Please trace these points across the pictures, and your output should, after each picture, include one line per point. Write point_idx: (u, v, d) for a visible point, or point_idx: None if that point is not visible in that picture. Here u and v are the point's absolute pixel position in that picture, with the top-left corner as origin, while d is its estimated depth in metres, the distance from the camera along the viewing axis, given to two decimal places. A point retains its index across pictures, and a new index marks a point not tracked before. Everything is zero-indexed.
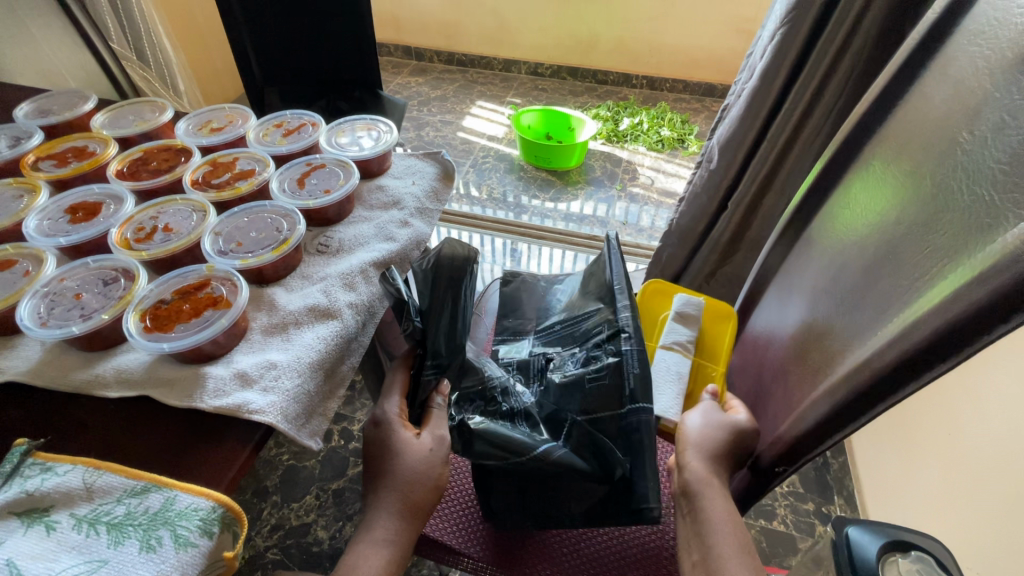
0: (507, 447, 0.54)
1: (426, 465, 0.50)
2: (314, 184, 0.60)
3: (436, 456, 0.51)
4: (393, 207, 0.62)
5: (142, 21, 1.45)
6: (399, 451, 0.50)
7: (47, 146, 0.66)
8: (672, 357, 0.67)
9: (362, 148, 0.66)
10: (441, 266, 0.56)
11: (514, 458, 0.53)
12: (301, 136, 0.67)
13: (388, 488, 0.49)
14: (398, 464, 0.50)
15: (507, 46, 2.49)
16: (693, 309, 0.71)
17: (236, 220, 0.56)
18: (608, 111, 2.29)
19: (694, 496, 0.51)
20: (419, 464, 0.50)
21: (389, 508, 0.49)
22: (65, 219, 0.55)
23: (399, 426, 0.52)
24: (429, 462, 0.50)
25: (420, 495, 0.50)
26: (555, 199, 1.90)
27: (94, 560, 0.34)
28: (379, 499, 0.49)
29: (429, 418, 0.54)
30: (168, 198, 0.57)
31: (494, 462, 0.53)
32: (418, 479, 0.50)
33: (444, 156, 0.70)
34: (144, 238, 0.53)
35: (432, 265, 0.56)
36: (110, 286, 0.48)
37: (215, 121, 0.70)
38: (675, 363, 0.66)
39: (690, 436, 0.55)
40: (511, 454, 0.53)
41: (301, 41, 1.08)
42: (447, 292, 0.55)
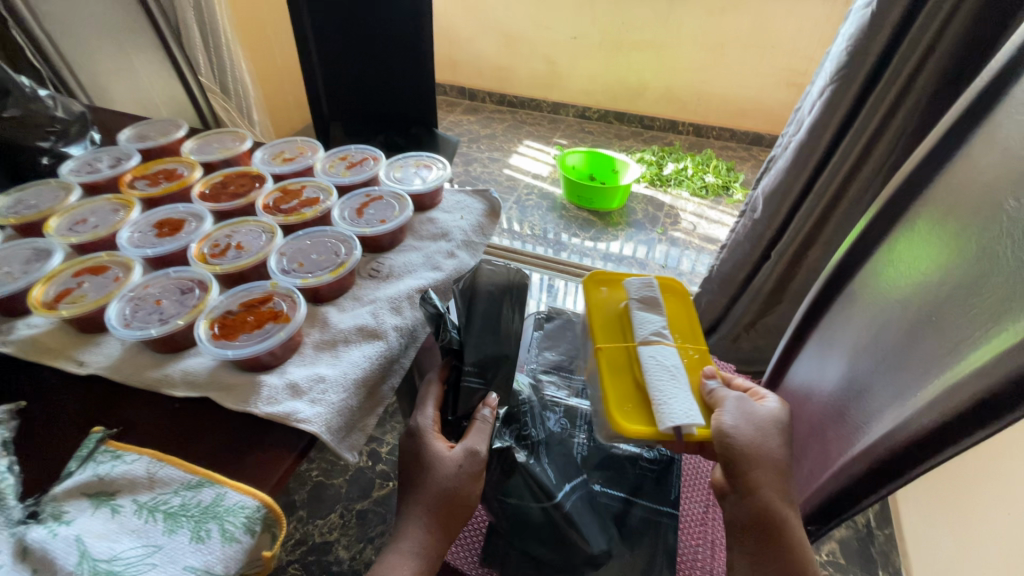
0: (531, 491, 0.57)
1: (456, 477, 0.51)
2: (371, 214, 0.65)
3: (464, 471, 0.51)
4: (442, 239, 0.66)
5: (229, 59, 1.61)
6: (430, 464, 0.51)
7: (142, 167, 0.74)
8: (665, 352, 0.62)
9: (417, 183, 0.71)
10: (486, 295, 0.60)
11: (533, 504, 0.57)
12: (363, 169, 0.73)
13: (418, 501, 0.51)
14: (429, 477, 0.51)
15: (556, 90, 2.59)
16: (648, 295, 0.69)
17: (297, 243, 0.60)
18: (652, 155, 2.33)
19: (771, 531, 0.49)
20: (449, 477, 0.51)
21: (418, 519, 0.50)
22: (152, 233, 0.61)
23: (432, 439, 0.53)
24: (457, 476, 0.51)
25: (448, 508, 0.50)
26: (595, 239, 1.93)
27: (150, 544, 0.37)
28: (410, 509, 0.51)
29: (469, 429, 0.53)
30: (242, 219, 0.63)
31: (514, 500, 0.57)
32: (447, 493, 0.50)
33: (492, 194, 0.74)
34: (218, 254, 0.58)
35: (478, 296, 0.59)
36: (185, 295, 0.53)
37: (287, 152, 0.77)
38: (664, 358, 0.61)
39: (746, 441, 0.52)
40: (530, 499, 0.57)
41: (368, 81, 1.17)
42: (490, 305, 0.59)
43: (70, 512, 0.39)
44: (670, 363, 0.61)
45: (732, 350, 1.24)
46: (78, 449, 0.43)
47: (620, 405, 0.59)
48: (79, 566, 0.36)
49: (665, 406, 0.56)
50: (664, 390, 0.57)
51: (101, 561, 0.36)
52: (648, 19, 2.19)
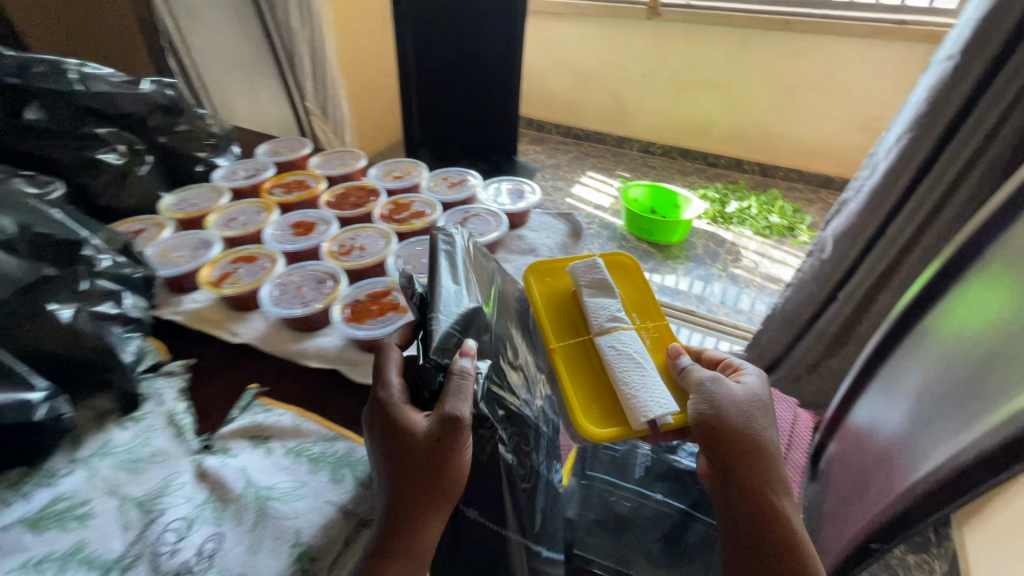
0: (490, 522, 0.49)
1: (435, 452, 0.42)
2: (472, 228, 0.74)
3: (442, 448, 0.42)
4: (531, 254, 0.74)
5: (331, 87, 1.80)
6: (405, 439, 0.42)
7: (278, 178, 0.87)
8: (629, 337, 0.58)
9: (510, 204, 0.79)
10: (470, 256, 0.54)
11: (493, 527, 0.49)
12: (463, 189, 0.83)
13: (396, 486, 0.43)
14: (405, 454, 0.43)
15: (623, 125, 2.67)
16: (597, 277, 0.63)
17: (409, 247, 0.70)
18: (716, 193, 2.35)
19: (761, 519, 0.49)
20: (426, 454, 0.42)
21: (398, 503, 0.43)
22: (290, 232, 0.73)
23: (404, 409, 0.44)
24: (434, 451, 0.42)
25: (430, 490, 0.42)
26: (653, 270, 1.96)
27: (298, 480, 0.46)
28: (388, 495, 0.43)
29: (444, 395, 0.43)
30: (364, 225, 0.73)
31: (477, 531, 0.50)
32: (425, 469, 0.42)
33: (575, 217, 0.82)
34: (345, 253, 0.68)
35: (457, 251, 0.53)
36: (321, 284, 0.64)
37: (397, 171, 0.88)
38: (629, 342, 0.58)
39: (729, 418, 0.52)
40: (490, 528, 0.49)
41: (459, 111, 1.29)
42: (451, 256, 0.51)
43: (233, 448, 0.48)
44: (632, 349, 0.57)
45: (792, 388, 1.23)
46: (237, 400, 0.53)
47: (587, 408, 0.56)
48: (246, 490, 0.45)
49: (643, 394, 0.53)
50: (631, 384, 0.54)
51: (262, 488, 0.45)
52: (719, 61, 2.25)
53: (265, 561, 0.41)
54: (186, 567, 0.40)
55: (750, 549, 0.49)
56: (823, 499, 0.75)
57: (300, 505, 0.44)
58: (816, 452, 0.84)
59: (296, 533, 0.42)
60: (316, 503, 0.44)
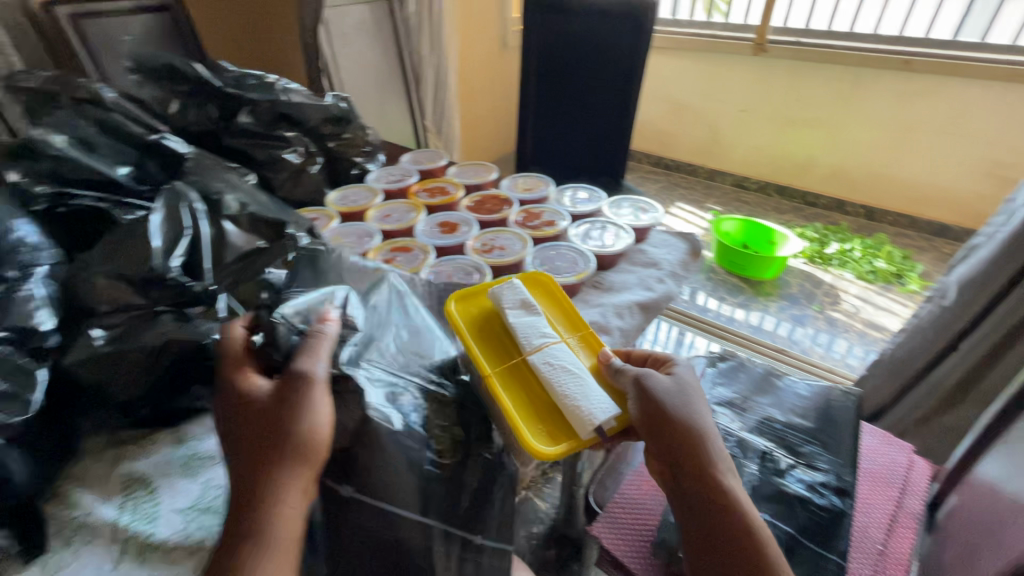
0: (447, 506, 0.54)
1: (240, 402, 0.49)
2: (601, 237, 0.81)
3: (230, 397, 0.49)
4: (653, 267, 0.79)
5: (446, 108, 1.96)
6: (248, 404, 0.48)
7: (423, 184, 0.98)
8: (558, 349, 0.57)
9: (635, 219, 0.86)
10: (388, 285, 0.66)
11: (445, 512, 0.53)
12: (590, 202, 0.91)
13: (261, 456, 0.45)
14: (264, 423, 0.47)
15: (716, 158, 2.64)
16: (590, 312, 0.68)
17: (544, 251, 0.77)
18: (814, 232, 2.26)
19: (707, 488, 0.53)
20: (272, 416, 0.47)
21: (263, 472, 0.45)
22: (437, 229, 0.82)
23: (243, 382, 0.50)
24: (254, 404, 0.48)
25: (289, 453, 0.45)
26: (743, 305, 1.92)
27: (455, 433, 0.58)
28: (250, 467, 0.45)
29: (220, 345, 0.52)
30: (502, 229, 0.81)
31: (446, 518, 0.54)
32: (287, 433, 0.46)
33: (694, 238, 0.85)
34: (487, 251, 0.76)
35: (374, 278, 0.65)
36: (469, 276, 0.72)
37: (527, 183, 0.98)
38: (561, 355, 0.57)
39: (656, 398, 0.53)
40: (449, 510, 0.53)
41: (571, 135, 1.37)
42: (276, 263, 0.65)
43: None
44: (566, 364, 0.55)
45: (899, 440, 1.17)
46: None
47: (530, 421, 0.53)
48: None
49: (576, 396, 0.53)
50: (569, 393, 0.53)
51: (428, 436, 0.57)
52: (828, 99, 2.19)
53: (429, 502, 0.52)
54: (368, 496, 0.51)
55: (705, 532, 0.51)
56: (944, 548, 0.72)
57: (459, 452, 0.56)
58: (933, 501, 0.80)
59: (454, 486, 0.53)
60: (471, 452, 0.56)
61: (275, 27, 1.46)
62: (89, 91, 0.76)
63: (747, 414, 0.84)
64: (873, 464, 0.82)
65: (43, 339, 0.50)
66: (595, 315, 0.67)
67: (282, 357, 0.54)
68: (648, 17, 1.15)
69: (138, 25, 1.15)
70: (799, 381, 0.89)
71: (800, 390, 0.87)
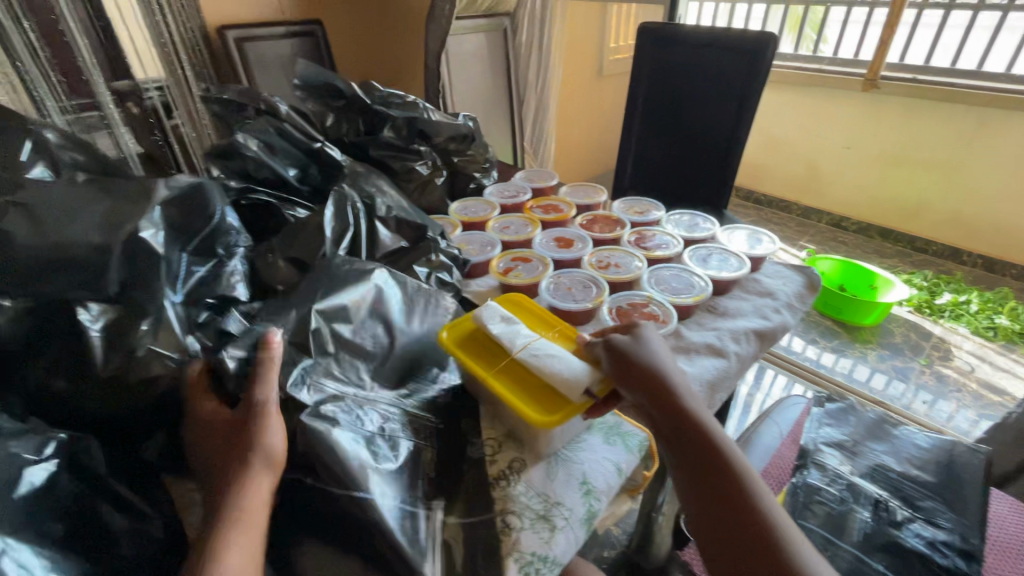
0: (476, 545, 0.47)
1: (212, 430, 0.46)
2: (717, 263, 0.83)
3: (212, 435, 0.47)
4: (768, 296, 0.79)
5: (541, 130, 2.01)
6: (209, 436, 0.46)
7: (537, 201, 1.04)
8: (540, 342, 0.57)
9: (750, 249, 0.88)
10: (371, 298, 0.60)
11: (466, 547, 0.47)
12: (702, 230, 0.93)
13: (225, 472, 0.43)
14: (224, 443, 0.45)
15: (813, 195, 2.49)
16: (706, 341, 0.70)
17: (658, 272, 0.80)
18: (923, 280, 2.09)
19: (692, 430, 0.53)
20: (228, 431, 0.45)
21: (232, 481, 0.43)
22: (554, 243, 0.87)
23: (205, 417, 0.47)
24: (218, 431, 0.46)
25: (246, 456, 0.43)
26: (838, 350, 1.80)
27: (579, 436, 0.58)
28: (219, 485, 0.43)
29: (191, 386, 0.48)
30: (618, 248, 0.86)
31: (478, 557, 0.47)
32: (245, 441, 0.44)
33: (810, 271, 0.85)
34: (604, 267, 0.81)
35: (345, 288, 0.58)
36: (587, 288, 0.76)
37: (637, 208, 1.02)
38: (542, 348, 0.57)
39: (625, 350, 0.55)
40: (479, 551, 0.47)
41: (671, 164, 1.38)
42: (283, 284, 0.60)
43: None
44: (553, 352, 0.56)
45: None
46: None
47: (525, 404, 0.53)
48: None
49: (565, 380, 0.53)
50: (553, 371, 0.54)
51: None
52: (947, 139, 2.05)
53: (562, 488, 0.52)
54: (503, 473, 0.52)
55: (688, 472, 0.51)
56: None
57: (583, 452, 0.56)
58: None
59: (583, 475, 0.53)
60: (595, 453, 0.56)
61: (399, 51, 1.59)
62: (268, 104, 0.86)
63: (859, 458, 0.80)
64: (1002, 532, 0.76)
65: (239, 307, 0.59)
66: (712, 347, 0.69)
67: (235, 385, 0.48)
68: (770, 48, 1.12)
69: (288, 48, 1.25)
70: (917, 431, 0.84)
71: (918, 440, 0.82)
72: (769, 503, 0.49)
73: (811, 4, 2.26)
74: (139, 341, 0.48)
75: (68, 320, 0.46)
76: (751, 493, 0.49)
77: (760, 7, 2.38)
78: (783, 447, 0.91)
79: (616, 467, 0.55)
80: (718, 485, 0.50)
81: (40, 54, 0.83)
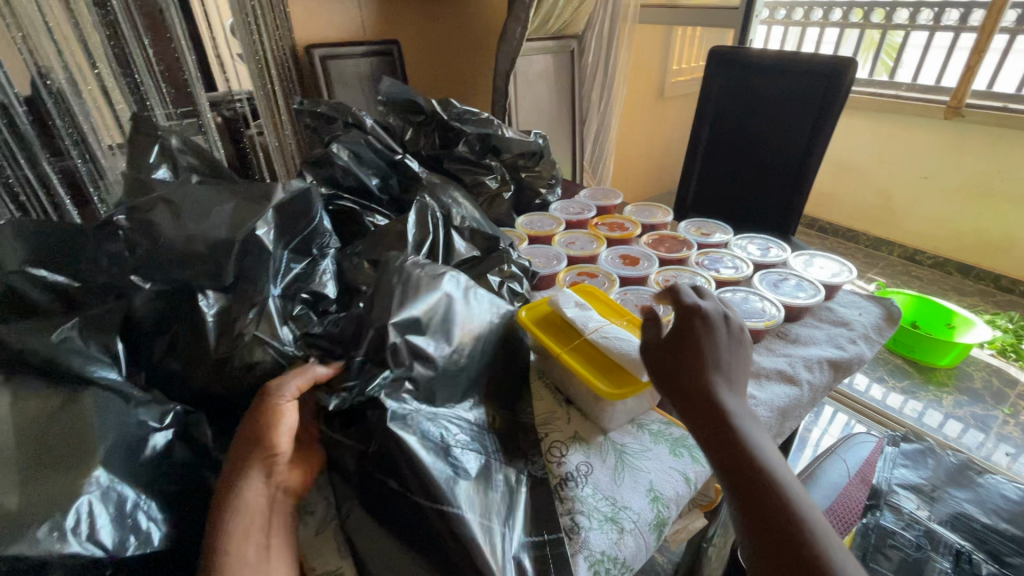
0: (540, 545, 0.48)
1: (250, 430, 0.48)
2: (790, 289, 0.82)
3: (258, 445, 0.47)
4: (843, 325, 0.79)
5: (600, 149, 2.01)
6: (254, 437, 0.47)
7: (602, 218, 1.06)
8: (610, 327, 0.62)
9: (825, 276, 0.86)
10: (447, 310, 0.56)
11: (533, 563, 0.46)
12: (772, 255, 0.92)
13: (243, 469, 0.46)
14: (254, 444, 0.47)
15: (884, 225, 2.36)
16: (777, 368, 0.70)
17: (726, 294, 0.80)
18: (1009, 322, 1.93)
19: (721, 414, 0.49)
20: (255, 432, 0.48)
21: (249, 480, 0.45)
22: (620, 261, 0.88)
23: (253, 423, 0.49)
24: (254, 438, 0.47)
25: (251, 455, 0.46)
26: (908, 391, 1.69)
27: (644, 444, 0.58)
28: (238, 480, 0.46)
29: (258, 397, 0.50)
30: (686, 269, 0.86)
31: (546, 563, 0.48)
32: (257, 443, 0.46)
33: (889, 303, 0.83)
34: (671, 286, 0.81)
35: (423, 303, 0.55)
36: (655, 306, 0.76)
37: (704, 230, 1.02)
38: (613, 331, 0.61)
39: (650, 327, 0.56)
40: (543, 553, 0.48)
41: (736, 187, 1.36)
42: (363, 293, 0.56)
43: None
44: (623, 337, 0.60)
45: None
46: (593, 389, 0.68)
47: (595, 376, 0.57)
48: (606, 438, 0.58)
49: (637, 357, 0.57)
50: (626, 348, 0.58)
51: (616, 442, 0.58)
52: None
53: (628, 494, 0.53)
54: (572, 474, 0.54)
55: (723, 469, 0.47)
56: None
57: (649, 460, 0.56)
58: None
59: (650, 483, 0.54)
60: (662, 463, 0.56)
61: (468, 70, 1.65)
62: (355, 117, 0.92)
63: (938, 504, 0.76)
64: None
65: (326, 306, 0.60)
66: (784, 374, 0.69)
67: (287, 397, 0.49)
68: (846, 74, 1.10)
69: (366, 66, 1.31)
70: (1004, 481, 0.78)
71: (1006, 491, 0.77)
72: (814, 511, 0.44)
73: (889, 28, 2.17)
74: (245, 327, 0.51)
75: (192, 306, 0.52)
76: (792, 497, 0.44)
77: (832, 31, 2.30)
78: (851, 486, 0.87)
79: (684, 478, 0.55)
80: (755, 484, 0.45)
81: (154, 66, 0.90)
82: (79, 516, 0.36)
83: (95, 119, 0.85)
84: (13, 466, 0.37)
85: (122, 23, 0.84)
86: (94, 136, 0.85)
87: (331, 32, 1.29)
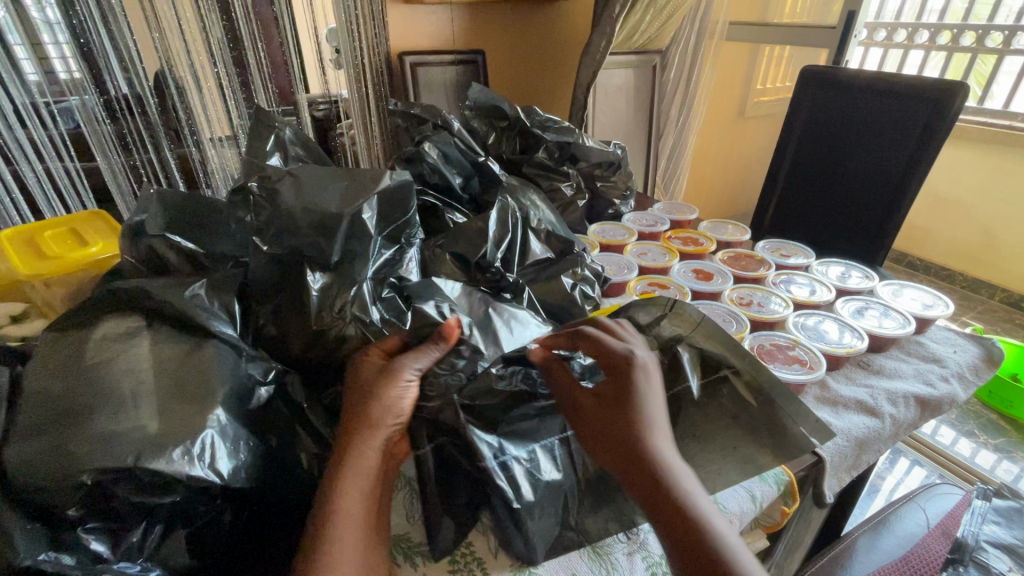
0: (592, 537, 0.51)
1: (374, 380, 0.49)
2: (877, 318, 0.79)
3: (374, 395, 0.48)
4: (935, 362, 0.74)
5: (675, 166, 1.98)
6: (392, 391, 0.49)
7: (676, 232, 1.05)
8: None
9: (917, 308, 0.81)
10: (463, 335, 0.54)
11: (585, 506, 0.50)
12: (858, 282, 0.89)
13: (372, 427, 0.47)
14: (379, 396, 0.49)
15: (987, 266, 2.14)
16: (858, 399, 0.67)
17: (803, 318, 0.78)
18: None
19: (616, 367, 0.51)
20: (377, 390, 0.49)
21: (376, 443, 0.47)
22: (693, 275, 0.88)
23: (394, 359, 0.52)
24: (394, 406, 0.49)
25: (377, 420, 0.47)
26: (1002, 449, 1.52)
27: None
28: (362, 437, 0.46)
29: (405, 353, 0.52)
30: (761, 288, 0.85)
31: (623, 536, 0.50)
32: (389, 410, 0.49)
33: (991, 342, 0.77)
34: (746, 304, 0.81)
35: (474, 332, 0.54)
36: (727, 322, 0.76)
37: (783, 250, 0.99)
38: None
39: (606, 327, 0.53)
40: (605, 546, 0.51)
41: (820, 211, 1.30)
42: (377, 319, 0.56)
43: None
44: None
45: None
46: None
47: None
48: None
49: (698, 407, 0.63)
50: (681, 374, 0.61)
51: None
52: None
53: None
54: None
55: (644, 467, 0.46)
56: None
57: None
58: None
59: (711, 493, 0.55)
60: None
61: (547, 81, 1.68)
62: (444, 120, 0.97)
63: None
64: None
65: None
66: (866, 406, 0.66)
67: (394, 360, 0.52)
68: (957, 100, 1.03)
69: (452, 73, 1.37)
70: None
71: None
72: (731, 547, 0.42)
73: (1006, 53, 1.99)
74: (346, 305, 0.56)
75: (300, 279, 0.58)
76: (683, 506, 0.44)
77: (939, 55, 2.15)
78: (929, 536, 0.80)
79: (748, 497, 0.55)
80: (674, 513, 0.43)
81: (263, 68, 0.97)
82: (204, 446, 0.41)
83: (210, 113, 0.92)
84: (154, 397, 0.43)
85: (240, 28, 0.91)
86: (206, 128, 0.92)
87: (421, 41, 1.37)
